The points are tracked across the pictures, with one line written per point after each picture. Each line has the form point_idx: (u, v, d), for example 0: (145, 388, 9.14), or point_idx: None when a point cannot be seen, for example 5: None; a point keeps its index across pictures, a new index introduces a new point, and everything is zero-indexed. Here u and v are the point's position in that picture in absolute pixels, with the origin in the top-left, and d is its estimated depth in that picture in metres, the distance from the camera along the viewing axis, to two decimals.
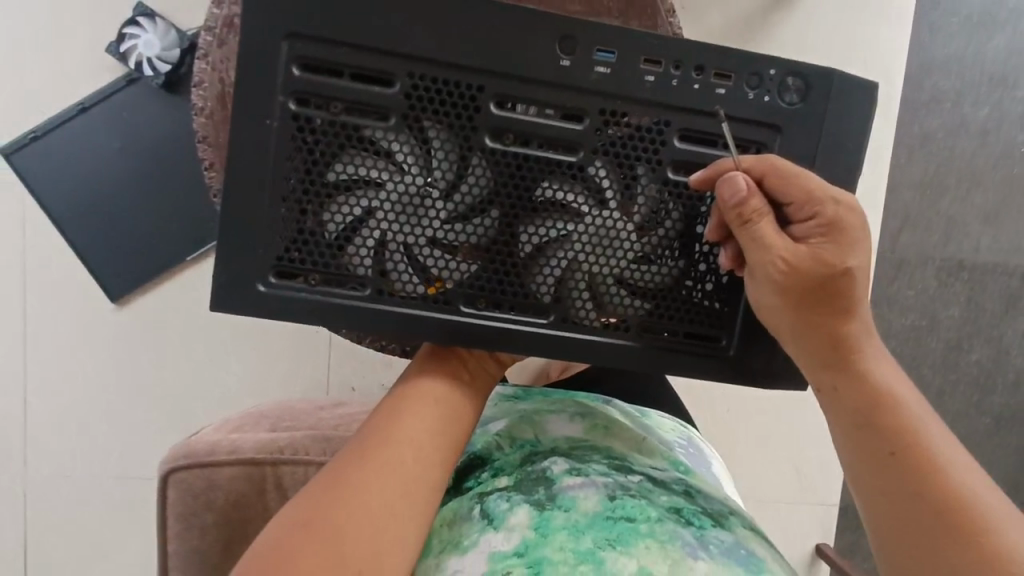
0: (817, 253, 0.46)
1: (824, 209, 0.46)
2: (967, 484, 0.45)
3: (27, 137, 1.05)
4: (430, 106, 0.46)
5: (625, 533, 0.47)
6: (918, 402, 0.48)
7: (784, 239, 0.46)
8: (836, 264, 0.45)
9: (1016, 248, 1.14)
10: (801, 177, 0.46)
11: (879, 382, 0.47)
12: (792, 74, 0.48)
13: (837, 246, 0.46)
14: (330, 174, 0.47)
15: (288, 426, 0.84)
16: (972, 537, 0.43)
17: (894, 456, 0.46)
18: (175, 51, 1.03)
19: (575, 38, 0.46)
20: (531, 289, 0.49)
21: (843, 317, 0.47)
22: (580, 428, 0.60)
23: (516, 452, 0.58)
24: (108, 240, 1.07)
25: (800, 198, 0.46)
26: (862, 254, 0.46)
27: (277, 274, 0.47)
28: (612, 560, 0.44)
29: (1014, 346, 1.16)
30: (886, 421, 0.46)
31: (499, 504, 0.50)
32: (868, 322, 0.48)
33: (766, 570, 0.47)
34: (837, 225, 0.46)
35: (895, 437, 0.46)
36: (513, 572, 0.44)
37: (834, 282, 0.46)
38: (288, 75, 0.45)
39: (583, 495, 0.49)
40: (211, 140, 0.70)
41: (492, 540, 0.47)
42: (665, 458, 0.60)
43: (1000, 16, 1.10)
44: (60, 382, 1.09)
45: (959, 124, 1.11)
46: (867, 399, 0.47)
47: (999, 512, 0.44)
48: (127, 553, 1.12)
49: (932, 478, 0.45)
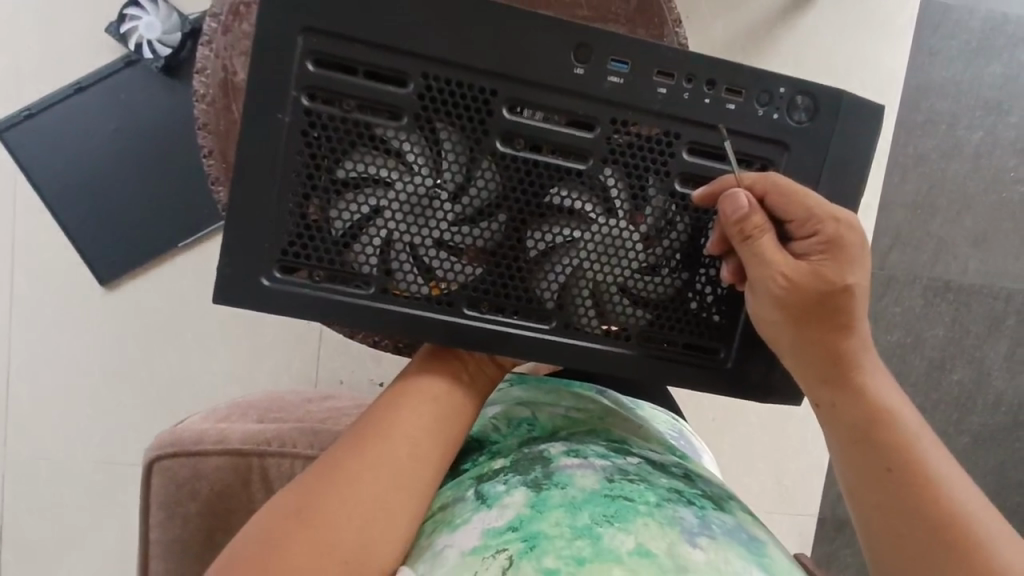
0: (818, 271, 0.46)
1: (826, 227, 0.46)
2: (962, 499, 0.46)
3: (22, 114, 1.04)
4: (443, 108, 0.46)
5: (623, 510, 0.47)
6: (914, 417, 0.49)
7: (787, 258, 0.46)
8: (837, 282, 0.46)
9: (1002, 271, 1.16)
10: (802, 196, 0.46)
11: (877, 400, 0.48)
12: (801, 93, 0.48)
13: (836, 265, 0.46)
14: (339, 171, 0.47)
15: (276, 418, 0.83)
16: (966, 552, 0.44)
17: (893, 474, 0.47)
18: (176, 35, 1.02)
19: (590, 47, 0.46)
20: (535, 294, 0.50)
21: (841, 334, 0.48)
22: (577, 413, 0.62)
23: (512, 433, 0.60)
24: (100, 222, 1.06)
25: (801, 215, 0.46)
26: (862, 271, 0.47)
27: (281, 268, 0.47)
28: (611, 537, 0.45)
29: (995, 367, 1.18)
30: (884, 439, 0.47)
31: (495, 486, 0.51)
32: (866, 337, 0.49)
33: (767, 554, 0.47)
34: (838, 242, 0.46)
35: (893, 455, 0.47)
36: (509, 548, 0.45)
37: (831, 299, 0.46)
38: (302, 69, 0.44)
39: (581, 474, 0.50)
40: (211, 127, 0.70)
41: (485, 518, 0.48)
42: (662, 443, 0.61)
43: (997, 43, 1.12)
44: (45, 364, 1.08)
45: (954, 147, 1.12)
46: (866, 418, 0.48)
47: (991, 527, 0.45)
48: (103, 540, 1.10)
49: (930, 495, 0.46)
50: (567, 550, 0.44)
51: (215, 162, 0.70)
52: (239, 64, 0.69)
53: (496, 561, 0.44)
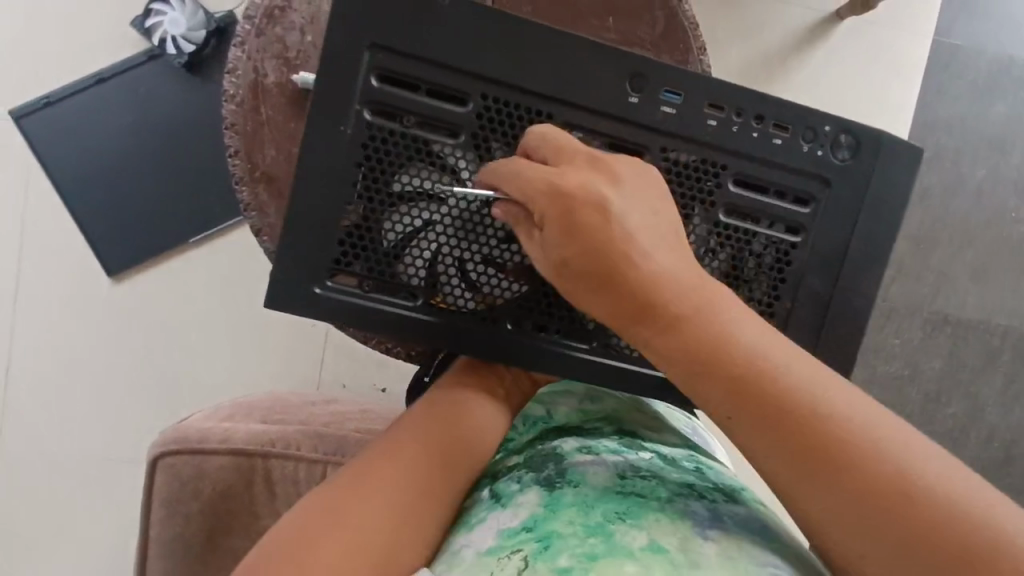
0: (562, 258, 0.44)
1: (555, 202, 0.44)
2: (913, 466, 0.38)
3: (40, 103, 1.04)
4: (500, 127, 0.47)
5: (635, 506, 0.45)
6: (825, 382, 0.42)
7: (534, 246, 0.46)
8: (585, 259, 0.44)
9: (1000, 307, 1.18)
10: (526, 173, 0.44)
11: (773, 381, 0.41)
12: (844, 132, 0.50)
13: (575, 244, 0.44)
14: (394, 185, 0.48)
15: (280, 419, 0.83)
16: (941, 537, 0.37)
17: (821, 471, 0.40)
18: (201, 32, 1.03)
19: (646, 78, 0.47)
20: (577, 314, 0.51)
21: (674, 316, 0.43)
22: (590, 407, 0.58)
23: (529, 430, 0.57)
24: (113, 213, 1.06)
25: (530, 194, 0.44)
26: (617, 241, 0.43)
27: (332, 277, 0.48)
28: (623, 533, 0.42)
29: (988, 402, 1.19)
30: (803, 430, 0.40)
31: (510, 485, 0.50)
32: (708, 308, 0.43)
33: (783, 544, 0.45)
34: (570, 215, 0.43)
35: (820, 447, 0.40)
36: (523, 548, 0.42)
37: (599, 278, 0.44)
38: (366, 84, 0.46)
39: (593, 471, 0.48)
40: (239, 127, 0.70)
41: (500, 518, 0.46)
42: (678, 435, 0.58)
43: (1003, 85, 1.14)
44: (48, 354, 1.07)
45: (957, 183, 1.14)
46: (766, 413, 0.41)
47: (955, 504, 0.37)
48: (92, 536, 1.08)
49: (873, 479, 0.38)
50: (581, 549, 0.41)
51: (240, 162, 0.71)
52: (270, 67, 0.70)
53: (510, 562, 0.42)
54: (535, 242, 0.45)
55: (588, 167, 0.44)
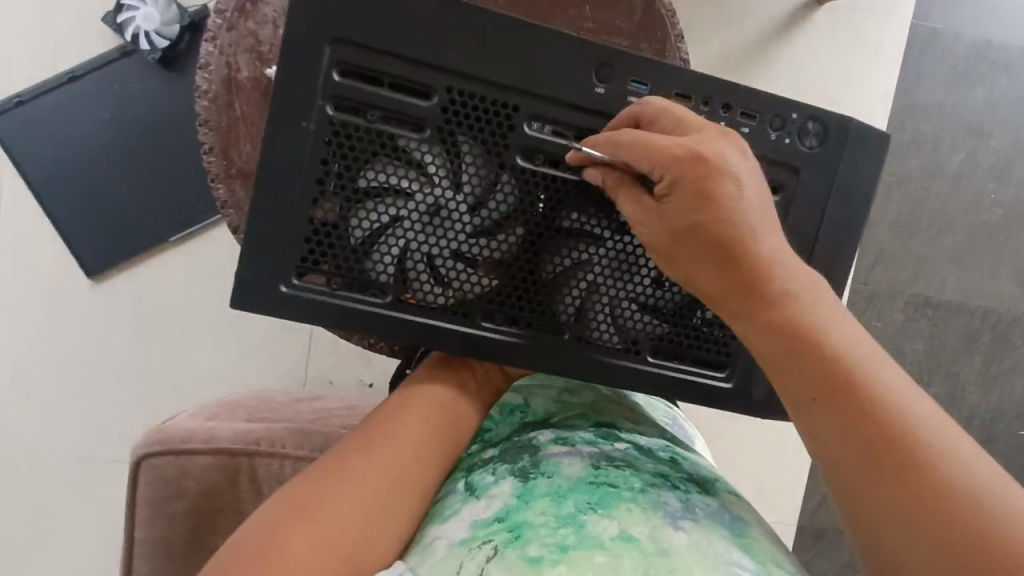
0: (667, 219, 0.45)
1: (683, 167, 0.44)
2: (934, 443, 0.40)
3: (13, 100, 1.02)
4: (466, 122, 0.48)
5: (607, 496, 0.45)
6: (865, 342, 0.44)
7: (644, 206, 0.46)
8: (685, 221, 0.45)
9: (978, 290, 1.19)
10: (626, 138, 0.46)
11: (822, 332, 0.44)
12: (813, 120, 0.50)
13: (696, 209, 0.45)
14: (360, 180, 0.48)
15: (265, 418, 0.81)
16: (925, 496, 0.39)
17: (835, 414, 0.42)
18: (174, 27, 1.01)
19: (612, 68, 0.48)
20: (549, 308, 0.51)
21: (732, 273, 0.45)
22: (566, 400, 0.57)
23: (505, 421, 0.56)
24: (90, 213, 1.05)
25: (638, 159, 0.45)
26: (725, 203, 0.44)
27: (299, 275, 0.48)
28: (594, 523, 0.43)
29: (969, 383, 1.20)
30: (837, 371, 0.43)
31: (484, 477, 0.49)
32: (776, 264, 0.45)
33: (750, 536, 0.46)
34: (697, 187, 0.44)
35: (846, 400, 0.42)
36: (494, 538, 0.43)
37: (698, 239, 0.45)
38: (328, 78, 0.45)
39: (568, 462, 0.48)
40: (214, 125, 0.69)
41: (473, 509, 0.46)
42: (654, 426, 0.57)
43: (980, 69, 1.15)
44: (28, 356, 1.06)
45: (936, 168, 1.15)
46: (806, 354, 0.44)
47: (956, 469, 0.40)
48: (80, 539, 1.07)
49: (889, 443, 0.41)
50: (552, 538, 0.42)
51: (216, 159, 0.69)
52: (243, 61, 0.69)
53: (480, 552, 0.42)
54: (644, 205, 0.46)
55: (718, 136, 0.46)
